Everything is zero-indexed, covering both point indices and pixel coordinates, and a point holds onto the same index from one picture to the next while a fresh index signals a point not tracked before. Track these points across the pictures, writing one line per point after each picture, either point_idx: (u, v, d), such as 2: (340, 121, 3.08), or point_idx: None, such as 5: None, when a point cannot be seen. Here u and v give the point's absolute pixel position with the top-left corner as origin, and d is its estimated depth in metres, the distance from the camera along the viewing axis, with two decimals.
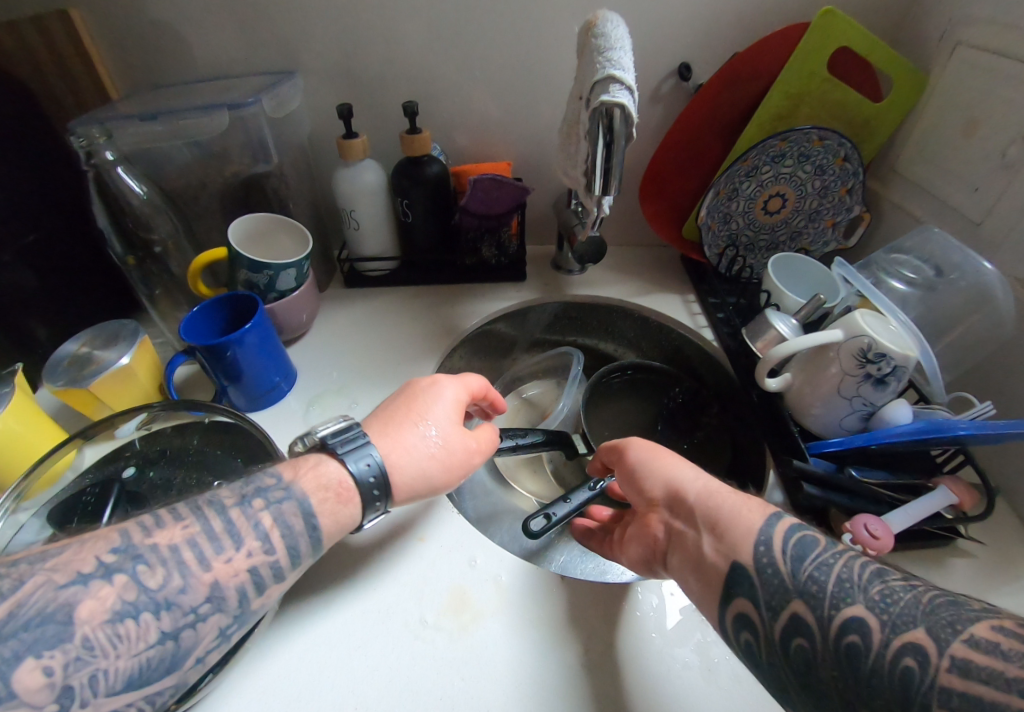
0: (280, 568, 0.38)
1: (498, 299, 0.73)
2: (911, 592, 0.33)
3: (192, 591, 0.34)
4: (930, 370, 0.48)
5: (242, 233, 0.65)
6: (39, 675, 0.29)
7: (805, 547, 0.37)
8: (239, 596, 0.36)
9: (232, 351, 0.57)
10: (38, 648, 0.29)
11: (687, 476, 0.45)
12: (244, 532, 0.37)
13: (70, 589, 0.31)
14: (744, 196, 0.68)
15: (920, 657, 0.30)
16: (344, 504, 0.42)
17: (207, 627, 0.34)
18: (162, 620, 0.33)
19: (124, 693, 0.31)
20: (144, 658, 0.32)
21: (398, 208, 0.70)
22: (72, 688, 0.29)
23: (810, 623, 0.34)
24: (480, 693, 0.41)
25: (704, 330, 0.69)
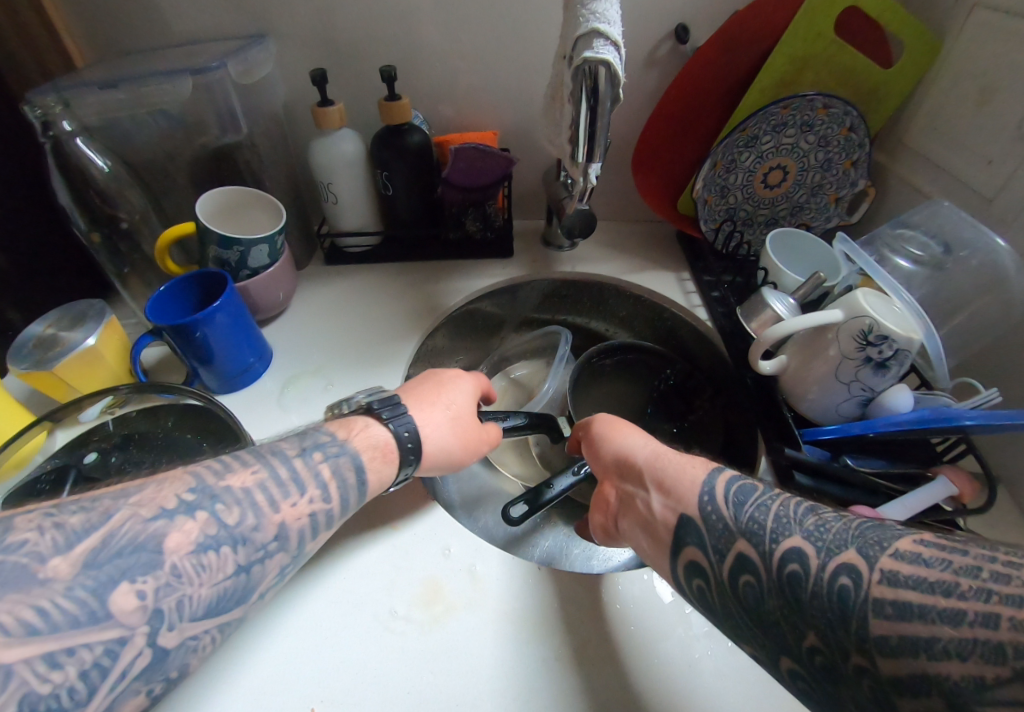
0: (335, 515, 0.39)
1: (484, 276, 0.70)
2: (844, 521, 0.32)
3: (264, 530, 0.35)
4: (934, 354, 0.45)
5: (212, 208, 0.62)
6: (132, 597, 0.28)
7: (746, 492, 0.36)
8: (300, 537, 0.37)
9: (202, 332, 0.53)
10: (132, 573, 0.29)
11: (635, 443, 0.45)
12: (308, 480, 0.38)
13: (157, 521, 0.31)
14: (743, 168, 0.64)
15: (855, 575, 0.29)
16: (387, 463, 0.43)
17: (273, 564, 0.35)
18: (238, 554, 0.33)
19: (206, 620, 0.32)
20: (222, 588, 0.32)
21: (377, 180, 0.66)
22: (162, 611, 0.29)
23: (754, 559, 0.32)
24: (451, 688, 0.39)
25: (697, 309, 0.66)
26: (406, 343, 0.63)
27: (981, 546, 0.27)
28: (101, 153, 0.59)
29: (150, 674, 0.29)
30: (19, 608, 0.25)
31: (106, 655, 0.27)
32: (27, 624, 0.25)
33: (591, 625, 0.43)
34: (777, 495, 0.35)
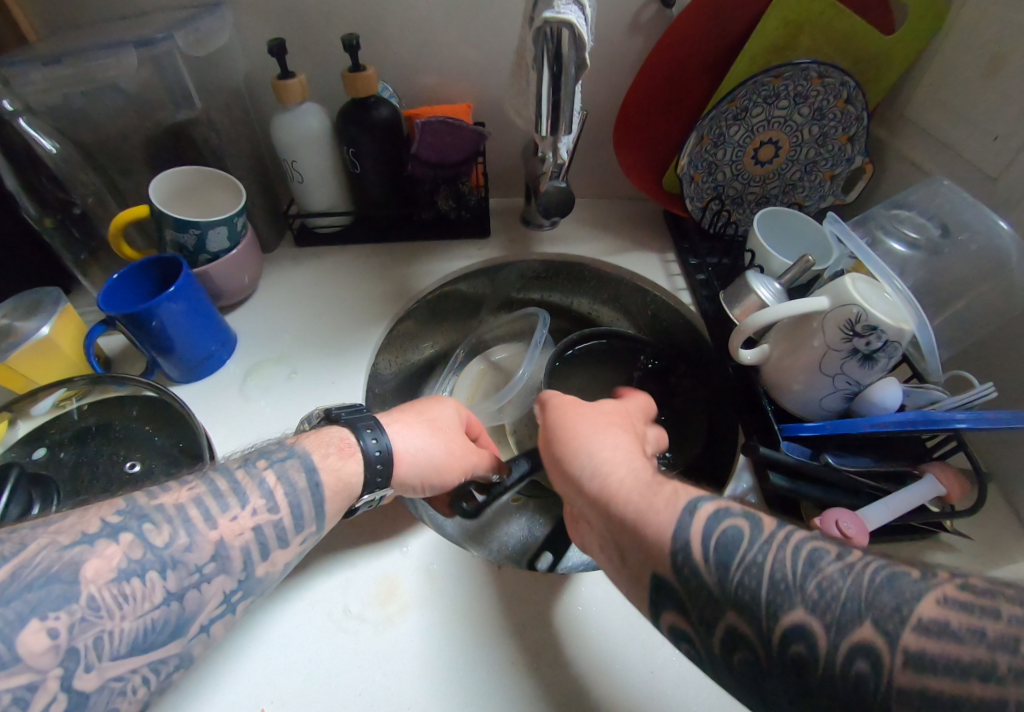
0: (285, 529, 0.37)
1: (458, 258, 0.66)
2: (848, 573, 0.29)
3: (199, 549, 0.32)
4: (926, 346, 0.42)
5: (167, 188, 0.59)
6: (44, 636, 0.26)
7: (729, 547, 0.31)
8: (243, 557, 0.34)
9: (157, 320, 0.50)
10: (43, 610, 0.27)
11: (589, 468, 0.39)
12: (249, 490, 0.36)
13: (76, 548, 0.29)
14: (731, 142, 0.61)
15: (873, 659, 0.25)
16: (347, 458, 0.41)
17: (214, 588, 0.33)
18: (168, 580, 0.31)
19: (135, 657, 0.29)
20: (150, 620, 0.30)
21: (344, 156, 0.62)
22: (78, 649, 0.27)
23: (749, 636, 0.29)
24: (403, 690, 0.38)
25: (681, 292, 0.62)
26: (373, 329, 0.61)
27: (1010, 601, 0.25)
28: (47, 133, 0.55)
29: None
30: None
31: (15, 702, 0.25)
32: None
33: (555, 628, 0.41)
34: (767, 545, 0.31)
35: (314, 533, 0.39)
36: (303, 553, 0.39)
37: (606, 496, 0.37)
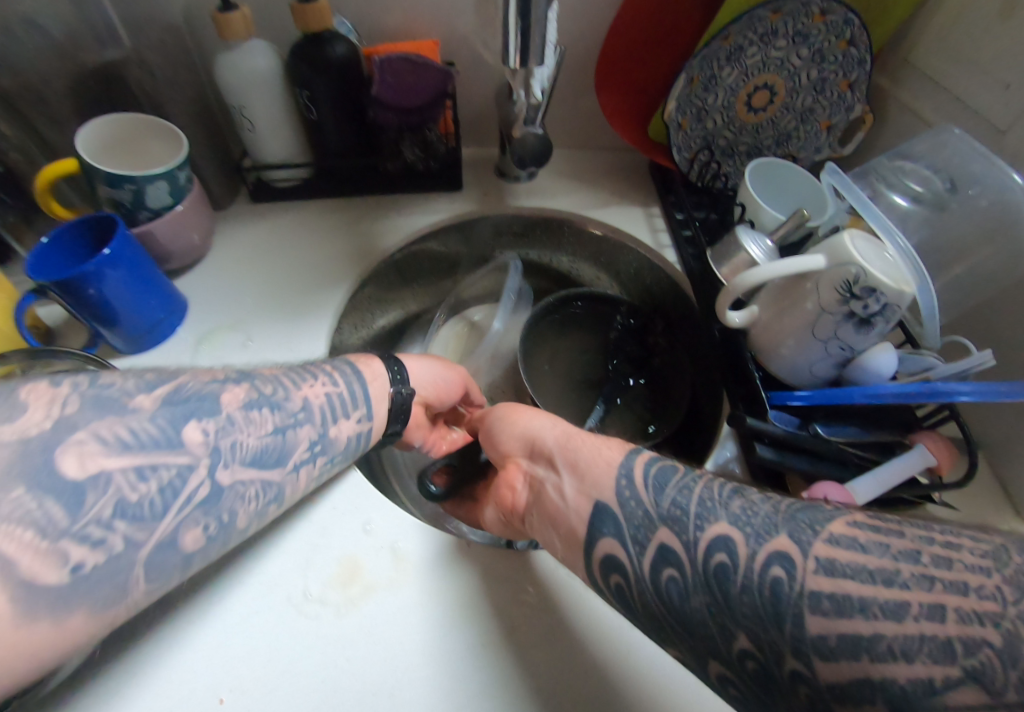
0: (348, 399, 0.40)
1: (427, 212, 0.62)
2: (770, 503, 0.30)
3: (294, 400, 0.36)
4: (925, 309, 0.40)
5: (98, 140, 0.53)
6: (199, 432, 0.30)
7: (666, 474, 0.33)
8: (323, 413, 0.37)
9: (95, 289, 0.46)
10: (199, 413, 0.30)
11: (543, 424, 0.41)
12: (321, 369, 0.40)
13: (214, 383, 0.33)
14: (723, 86, 0.56)
15: (787, 565, 0.26)
16: (373, 361, 0.45)
17: (304, 434, 0.35)
18: (276, 415, 0.34)
19: (254, 469, 0.32)
20: (265, 443, 0.33)
21: (299, 101, 0.55)
22: (220, 449, 0.30)
23: (676, 550, 0.29)
24: (368, 676, 0.36)
25: (665, 250, 0.59)
26: (334, 292, 0.56)
27: (913, 525, 0.26)
28: None
29: (209, 508, 0.29)
30: (113, 425, 0.27)
31: (178, 477, 0.28)
32: (121, 438, 0.27)
33: (524, 603, 0.40)
34: (698, 478, 0.33)
35: (369, 418, 0.41)
36: (361, 439, 0.41)
37: (560, 451, 0.38)
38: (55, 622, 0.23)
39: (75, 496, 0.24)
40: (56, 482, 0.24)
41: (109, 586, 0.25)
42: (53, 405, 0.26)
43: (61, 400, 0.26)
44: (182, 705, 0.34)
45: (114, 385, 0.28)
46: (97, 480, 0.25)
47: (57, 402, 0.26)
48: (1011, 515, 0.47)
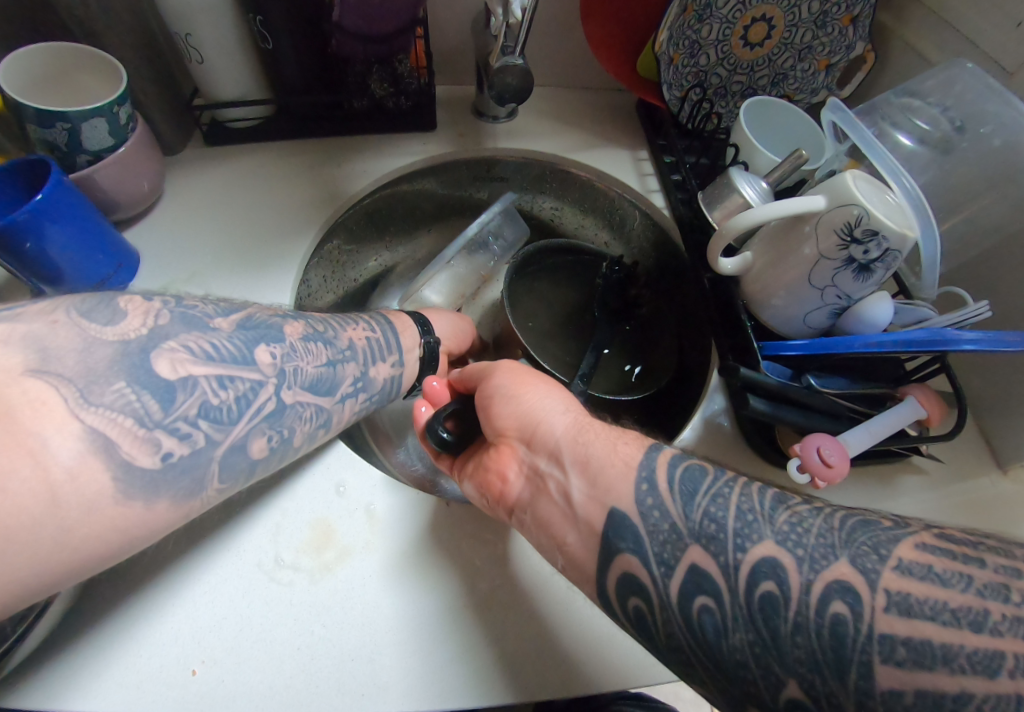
0: (386, 346, 0.45)
1: (401, 153, 0.57)
2: (821, 517, 0.28)
3: (340, 340, 0.41)
4: (930, 258, 0.37)
5: (24, 73, 0.47)
6: (267, 355, 0.34)
7: (694, 478, 0.31)
8: (365, 354, 0.42)
9: (34, 243, 0.41)
10: (266, 340, 0.34)
11: (550, 410, 0.37)
12: (362, 317, 0.46)
13: (277, 315, 0.37)
14: (719, 17, 0.51)
15: (851, 600, 0.24)
16: (399, 315, 0.50)
17: (350, 371, 0.41)
18: (328, 350, 0.39)
19: (311, 394, 0.37)
20: (320, 374, 0.38)
21: (251, 28, 0.49)
22: (284, 371, 0.35)
23: (713, 577, 0.28)
24: (346, 641, 0.35)
25: (653, 194, 0.56)
26: (300, 242, 0.53)
27: (998, 554, 0.25)
28: None
29: (274, 421, 0.34)
30: (197, 339, 0.31)
31: (250, 391, 0.32)
32: (203, 351, 0.31)
33: (503, 568, 0.39)
34: (731, 483, 0.30)
35: (401, 365, 0.47)
36: (395, 381, 0.46)
37: (574, 446, 0.35)
38: (145, 502, 0.27)
39: (168, 394, 0.28)
40: (152, 379, 0.28)
41: (191, 476, 0.29)
42: (147, 317, 0.30)
43: (154, 313, 0.31)
44: (154, 680, 0.33)
45: (197, 308, 0.33)
46: (186, 382, 0.29)
47: (153, 315, 0.30)
48: (994, 470, 0.46)
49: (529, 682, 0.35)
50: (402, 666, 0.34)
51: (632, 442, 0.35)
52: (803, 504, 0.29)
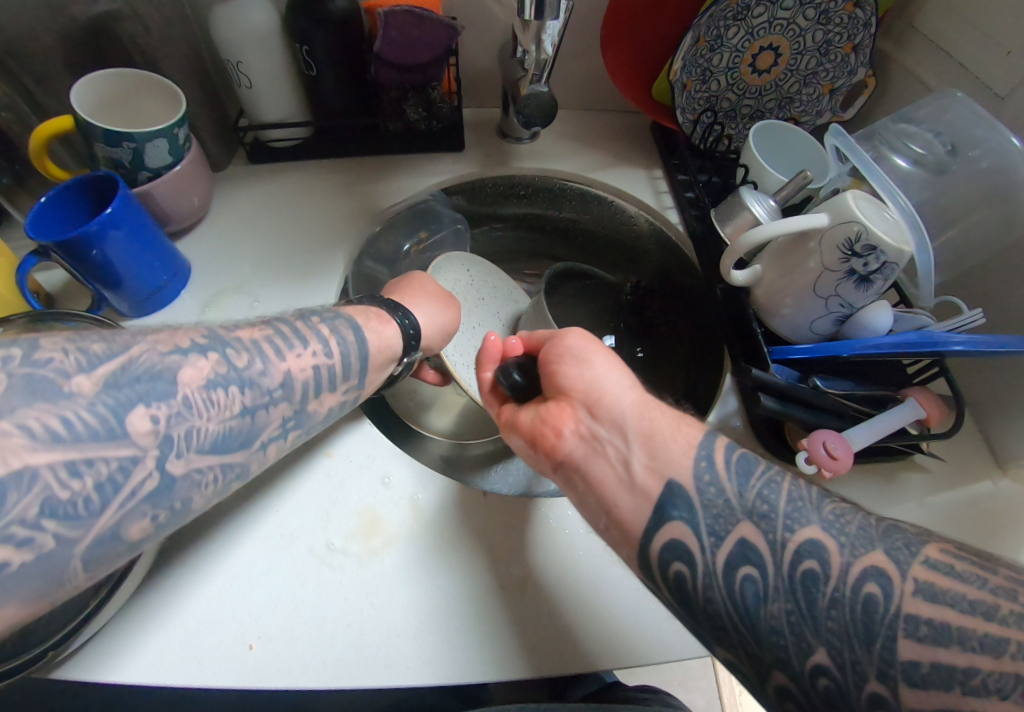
0: (335, 375, 0.39)
1: (433, 171, 0.61)
2: (861, 516, 0.32)
3: (272, 376, 0.34)
4: (923, 270, 0.41)
5: (93, 97, 0.51)
6: (148, 420, 0.28)
7: (749, 462, 0.35)
8: (303, 390, 0.36)
9: (99, 251, 0.45)
10: (148, 397, 0.28)
11: (617, 383, 0.40)
12: (310, 335, 0.38)
13: (172, 356, 0.30)
14: (728, 47, 0.55)
15: (883, 582, 0.28)
16: (385, 325, 0.45)
17: (277, 413, 0.35)
18: (246, 395, 0.33)
19: (213, 456, 0.31)
20: (229, 426, 0.32)
21: (297, 56, 0.53)
22: (172, 437, 0.29)
23: (760, 550, 0.31)
24: (391, 619, 0.38)
25: (669, 211, 0.60)
26: (339, 254, 0.56)
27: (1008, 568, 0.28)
28: None
29: (157, 500, 0.28)
30: (41, 413, 0.24)
31: (121, 471, 0.27)
32: (51, 430, 0.24)
33: (535, 554, 0.42)
34: (782, 472, 0.34)
35: (353, 388, 0.42)
36: (343, 404, 0.42)
37: (641, 420, 0.38)
38: None
39: None
40: None
41: (42, 580, 0.24)
42: None
43: None
44: (215, 653, 0.36)
45: (49, 363, 0.25)
46: (19, 476, 0.23)
47: None
48: (995, 471, 0.49)
49: (551, 661, 0.37)
50: (439, 640, 0.37)
51: (690, 422, 0.38)
52: (849, 503, 0.32)
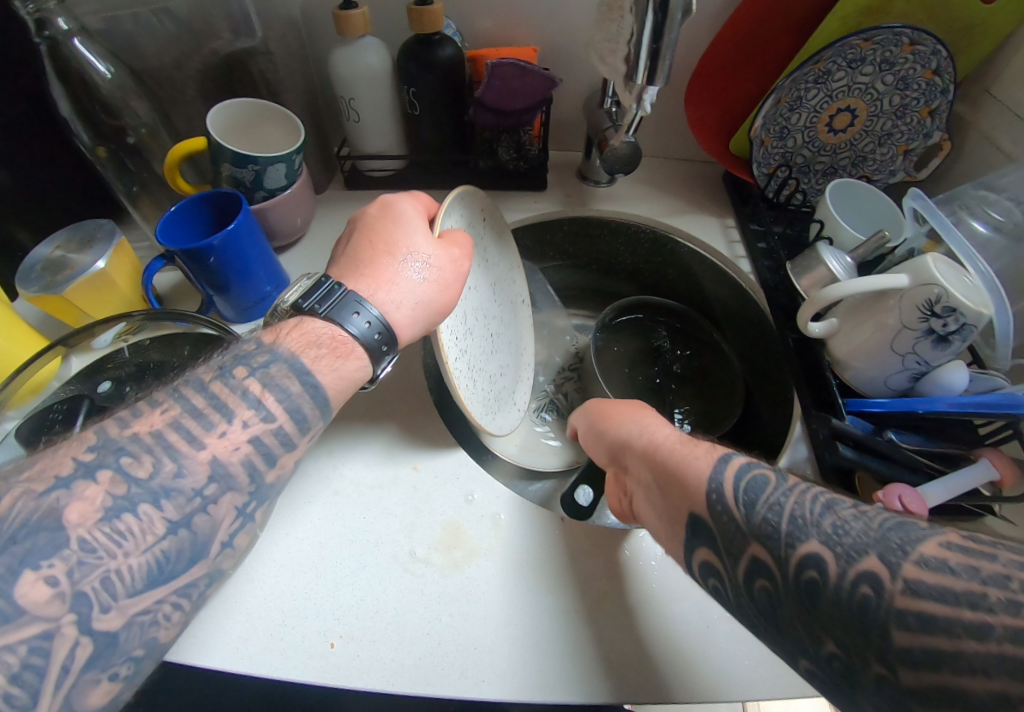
0: (287, 434, 0.35)
1: (513, 208, 0.64)
2: (864, 519, 0.29)
3: (192, 473, 0.31)
4: (1002, 332, 0.42)
5: (225, 119, 0.57)
6: (44, 586, 0.26)
7: (758, 487, 0.32)
8: (248, 470, 0.33)
9: (215, 258, 0.50)
10: (35, 559, 0.26)
11: (637, 432, 0.43)
12: (232, 404, 0.34)
13: (51, 495, 0.28)
14: (807, 107, 0.58)
15: (876, 584, 0.26)
16: (346, 358, 0.39)
17: (227, 505, 0.32)
18: (166, 510, 0.30)
19: (147, 593, 0.29)
20: (160, 552, 0.29)
21: (404, 97, 0.59)
22: (86, 592, 0.27)
23: (768, 562, 0.29)
24: (468, 631, 0.39)
25: (740, 260, 0.60)
26: None
27: (1010, 550, 0.25)
28: (103, 57, 0.52)
29: (104, 661, 0.27)
30: None
31: (35, 653, 0.25)
32: None
33: (607, 584, 0.42)
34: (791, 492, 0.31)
35: (320, 430, 0.38)
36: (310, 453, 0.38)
37: (655, 459, 0.39)
38: None
39: None
40: None
41: None
42: None
43: None
44: (300, 648, 0.38)
45: None
46: None
47: None
48: None
49: (631, 684, 0.38)
50: (514, 657, 0.38)
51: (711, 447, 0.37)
52: (848, 511, 0.30)
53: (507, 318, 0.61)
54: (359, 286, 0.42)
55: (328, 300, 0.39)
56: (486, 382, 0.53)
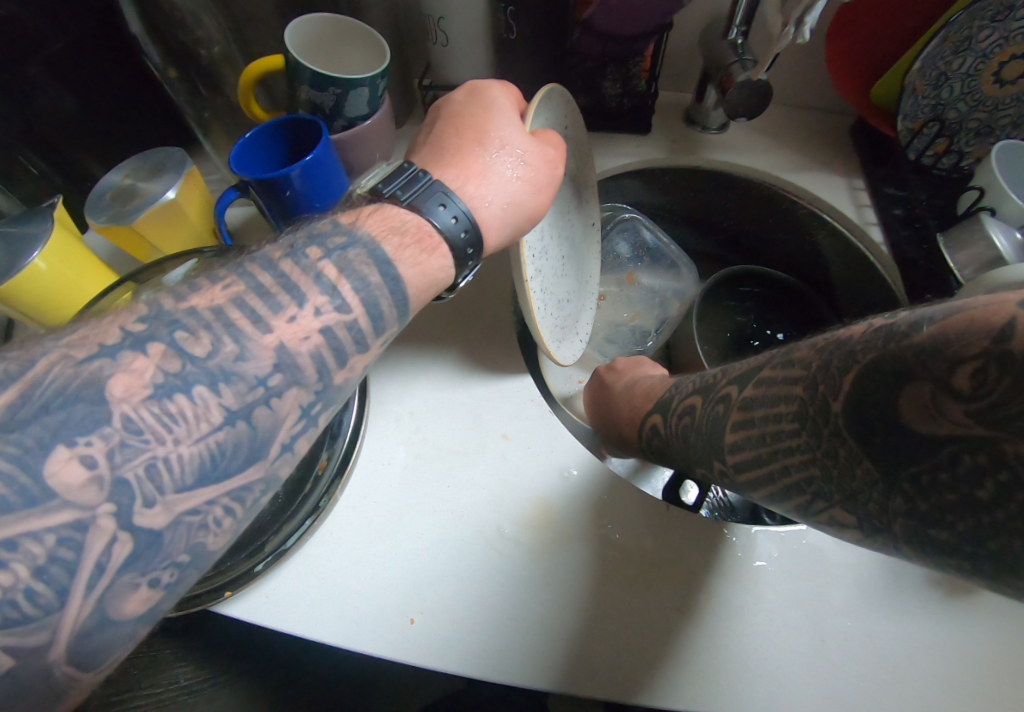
0: (360, 331, 0.30)
1: (613, 154, 0.58)
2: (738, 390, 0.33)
3: (255, 358, 0.27)
4: None
5: (302, 37, 0.52)
6: (78, 467, 0.22)
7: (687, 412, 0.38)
8: (316, 364, 0.29)
9: (290, 191, 0.46)
10: (70, 435, 0.22)
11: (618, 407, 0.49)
12: (303, 286, 0.29)
13: (94, 362, 0.24)
14: (977, 49, 0.48)
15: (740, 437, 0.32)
16: (430, 253, 0.34)
17: (291, 400, 0.28)
18: (224, 395, 0.26)
19: (197, 489, 0.25)
20: (214, 443, 0.26)
21: (497, 18, 0.51)
22: (128, 481, 0.23)
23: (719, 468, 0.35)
24: (551, 619, 0.37)
25: (870, 227, 0.54)
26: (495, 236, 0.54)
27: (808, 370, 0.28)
28: None
29: (144, 564, 0.24)
30: None
31: (64, 545, 0.22)
32: None
33: (714, 584, 0.39)
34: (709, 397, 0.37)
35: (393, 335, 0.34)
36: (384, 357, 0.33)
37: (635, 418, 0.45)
38: None
39: None
40: None
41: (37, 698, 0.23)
42: None
43: None
44: (374, 619, 0.37)
45: None
46: None
47: None
48: None
49: (724, 693, 0.35)
50: (602, 653, 0.36)
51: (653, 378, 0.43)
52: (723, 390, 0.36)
53: (579, 243, 0.56)
54: (447, 174, 0.38)
55: (411, 185, 0.35)
56: (555, 306, 0.49)
